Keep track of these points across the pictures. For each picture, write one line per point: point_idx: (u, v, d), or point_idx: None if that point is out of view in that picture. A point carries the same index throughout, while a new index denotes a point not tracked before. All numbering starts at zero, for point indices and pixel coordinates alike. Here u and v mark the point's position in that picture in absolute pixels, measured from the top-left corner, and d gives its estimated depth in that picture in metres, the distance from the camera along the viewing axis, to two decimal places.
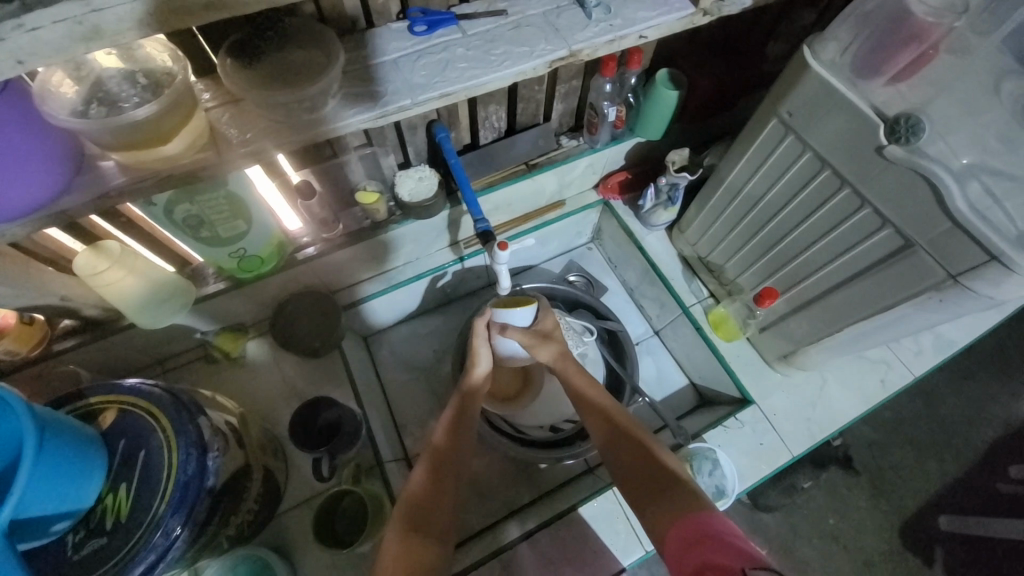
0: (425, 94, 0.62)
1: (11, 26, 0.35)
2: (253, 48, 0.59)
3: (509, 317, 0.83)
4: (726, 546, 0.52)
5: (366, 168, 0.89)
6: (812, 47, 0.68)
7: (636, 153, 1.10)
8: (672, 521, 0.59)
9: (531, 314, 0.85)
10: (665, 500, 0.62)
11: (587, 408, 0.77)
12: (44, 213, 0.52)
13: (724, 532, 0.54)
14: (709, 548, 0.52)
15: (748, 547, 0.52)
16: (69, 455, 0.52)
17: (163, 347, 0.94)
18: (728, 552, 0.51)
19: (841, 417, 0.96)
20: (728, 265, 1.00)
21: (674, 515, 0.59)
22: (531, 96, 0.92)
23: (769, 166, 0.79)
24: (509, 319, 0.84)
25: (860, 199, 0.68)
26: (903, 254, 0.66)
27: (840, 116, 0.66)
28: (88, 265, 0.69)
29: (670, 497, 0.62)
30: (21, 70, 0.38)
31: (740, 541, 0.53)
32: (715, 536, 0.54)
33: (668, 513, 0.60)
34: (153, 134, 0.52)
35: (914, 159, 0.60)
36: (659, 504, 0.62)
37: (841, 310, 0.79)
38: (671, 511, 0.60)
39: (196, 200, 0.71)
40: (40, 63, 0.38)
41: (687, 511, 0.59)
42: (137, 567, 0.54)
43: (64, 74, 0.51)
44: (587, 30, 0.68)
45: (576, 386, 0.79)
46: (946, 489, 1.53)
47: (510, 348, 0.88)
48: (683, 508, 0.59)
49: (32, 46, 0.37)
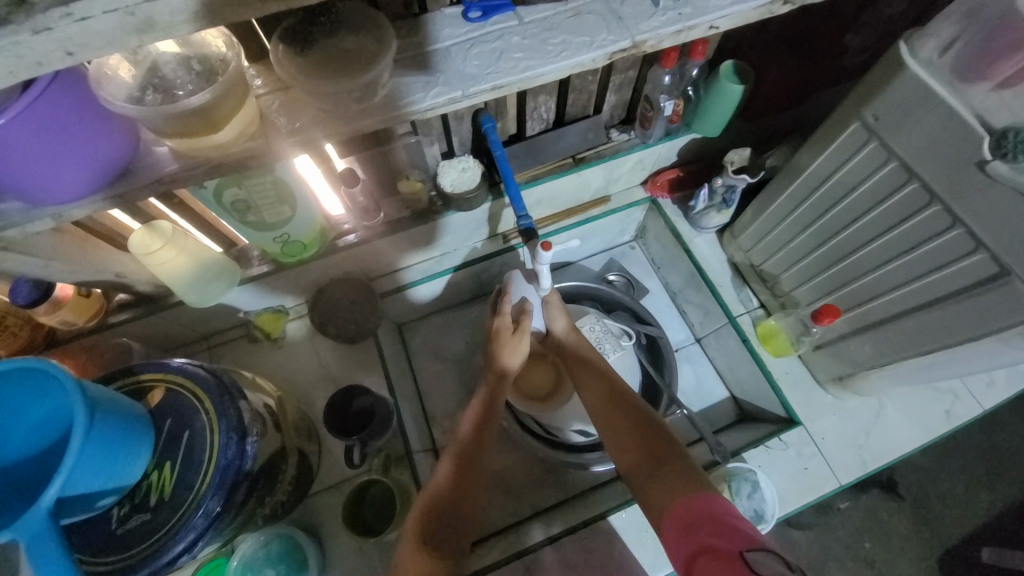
0: (476, 87, 0.60)
1: (59, 16, 0.33)
2: (305, 33, 0.57)
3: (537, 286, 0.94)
4: (724, 528, 0.56)
5: (410, 157, 0.87)
6: (909, 44, 0.60)
7: (690, 150, 1.04)
8: (670, 500, 0.63)
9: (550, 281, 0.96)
10: (662, 475, 0.66)
11: (595, 406, 0.80)
12: (101, 196, 0.53)
13: (723, 513, 0.57)
14: (708, 531, 0.56)
15: (745, 526, 0.55)
16: (117, 433, 0.54)
17: (208, 324, 0.97)
18: (725, 533, 0.55)
19: (897, 448, 0.89)
20: (784, 276, 0.94)
21: (673, 493, 0.63)
22: (584, 87, 0.87)
23: (847, 172, 0.72)
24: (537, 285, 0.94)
25: (950, 217, 0.61)
26: (995, 283, 0.59)
27: (937, 125, 0.58)
28: (142, 244, 0.72)
29: (669, 474, 0.66)
30: (70, 62, 0.37)
31: (735, 520, 0.56)
32: (710, 518, 0.57)
33: (668, 489, 0.64)
34: (204, 122, 0.51)
35: (1021, 179, 0.52)
36: (659, 484, 0.65)
37: (911, 337, 0.72)
38: (670, 488, 0.64)
39: (244, 185, 0.71)
40: (89, 55, 0.37)
41: (685, 491, 0.62)
42: (177, 544, 0.56)
43: (123, 59, 0.51)
44: (653, 19, 0.63)
45: (591, 381, 0.82)
46: (998, 522, 1.44)
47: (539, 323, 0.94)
48: (681, 487, 0.63)
49: (82, 36, 0.35)
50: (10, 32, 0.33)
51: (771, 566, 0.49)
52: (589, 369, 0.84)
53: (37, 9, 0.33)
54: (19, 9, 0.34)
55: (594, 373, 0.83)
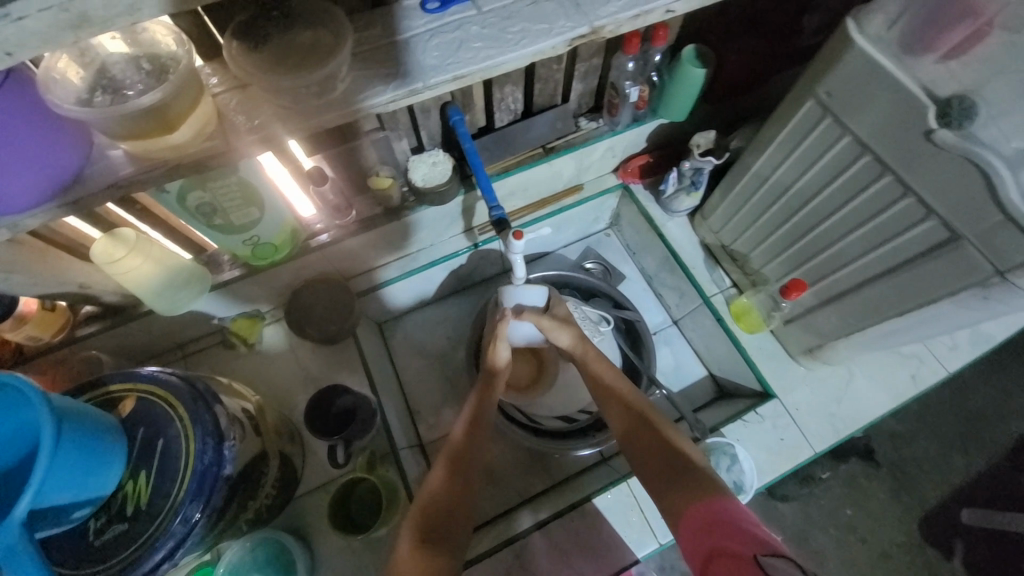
0: (438, 77, 0.60)
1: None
2: (259, 29, 0.56)
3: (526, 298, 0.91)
4: (740, 532, 0.57)
5: (379, 153, 0.87)
6: (857, 21, 0.62)
7: (658, 136, 1.06)
8: (686, 504, 0.64)
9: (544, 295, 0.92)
10: (681, 481, 0.67)
11: (603, 397, 0.82)
12: (55, 204, 0.52)
13: (740, 518, 0.59)
14: (723, 534, 0.58)
15: (762, 533, 0.57)
16: (87, 445, 0.53)
17: (182, 333, 0.95)
18: (741, 538, 0.56)
19: (868, 414, 0.93)
20: (753, 255, 0.96)
21: (690, 497, 0.64)
22: (550, 76, 0.88)
23: (806, 148, 0.74)
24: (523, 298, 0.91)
25: (902, 187, 0.64)
26: (947, 247, 0.61)
27: (885, 99, 0.61)
28: (105, 252, 0.70)
29: (685, 479, 0.67)
30: (8, 63, 0.35)
31: (754, 527, 0.57)
32: (727, 522, 0.59)
33: (685, 493, 0.65)
34: (157, 121, 0.50)
35: (965, 146, 0.55)
36: (676, 487, 0.67)
37: (871, 306, 0.75)
38: (687, 492, 0.65)
39: (208, 187, 0.70)
40: (29, 56, 0.36)
41: (703, 497, 0.63)
42: (157, 551, 0.55)
43: (70, 59, 0.49)
44: (610, 5, 0.64)
45: (595, 374, 0.84)
46: (970, 482, 1.51)
47: (524, 331, 0.92)
48: (699, 493, 0.64)
49: (21, 36, 0.34)
50: None
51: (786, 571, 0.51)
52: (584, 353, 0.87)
53: None
54: None
55: (597, 366, 0.85)
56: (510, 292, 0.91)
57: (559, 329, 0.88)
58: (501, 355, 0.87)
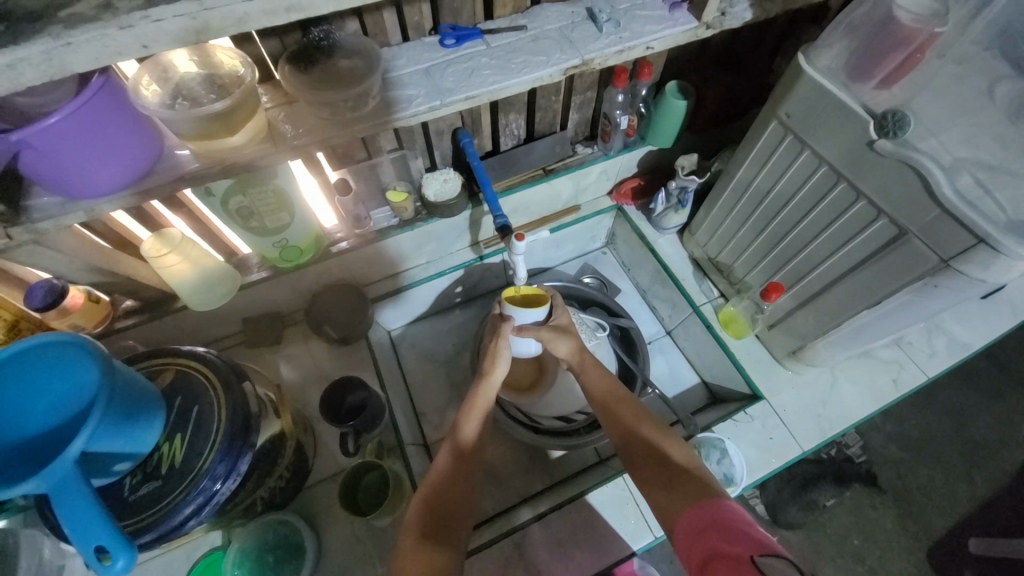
0: (452, 97, 0.71)
1: (140, 17, 0.42)
2: (309, 57, 0.68)
3: (524, 318, 0.93)
4: (739, 536, 0.59)
5: (397, 170, 0.98)
6: (807, 55, 0.73)
7: (648, 161, 1.17)
8: (681, 505, 0.68)
9: (543, 313, 0.94)
10: (675, 480, 0.72)
11: (599, 402, 0.86)
12: (131, 191, 0.61)
13: (739, 522, 0.60)
14: (721, 538, 0.60)
15: (759, 535, 0.59)
16: (135, 403, 0.59)
17: (208, 331, 1.03)
18: (740, 541, 0.58)
19: (853, 415, 0.97)
20: (736, 264, 1.04)
21: (686, 500, 0.68)
22: (549, 106, 1.00)
23: (773, 163, 0.84)
24: (522, 317, 0.93)
25: (855, 192, 0.73)
26: (898, 242, 0.69)
27: (834, 117, 0.71)
28: (153, 249, 0.79)
29: (679, 483, 0.71)
30: (143, 53, 0.45)
31: (752, 528, 0.59)
32: (726, 527, 0.61)
33: (679, 497, 0.69)
34: (223, 125, 0.61)
35: (903, 152, 0.64)
36: (670, 490, 0.71)
37: (841, 304, 0.82)
38: (679, 493, 0.70)
39: (248, 193, 0.80)
40: (159, 49, 0.45)
41: (699, 500, 0.67)
42: (188, 506, 0.61)
43: (151, 77, 0.61)
44: (598, 42, 0.75)
45: (590, 376, 0.90)
46: (976, 510, 1.50)
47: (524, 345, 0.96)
48: (695, 498, 0.68)
49: (155, 34, 0.44)
50: (101, 27, 0.42)
51: (778, 569, 0.53)
52: (579, 356, 0.92)
53: (122, 11, 0.42)
54: (109, 12, 0.42)
55: (591, 366, 0.91)
56: (513, 309, 0.93)
57: (558, 338, 0.92)
58: (500, 368, 0.89)
